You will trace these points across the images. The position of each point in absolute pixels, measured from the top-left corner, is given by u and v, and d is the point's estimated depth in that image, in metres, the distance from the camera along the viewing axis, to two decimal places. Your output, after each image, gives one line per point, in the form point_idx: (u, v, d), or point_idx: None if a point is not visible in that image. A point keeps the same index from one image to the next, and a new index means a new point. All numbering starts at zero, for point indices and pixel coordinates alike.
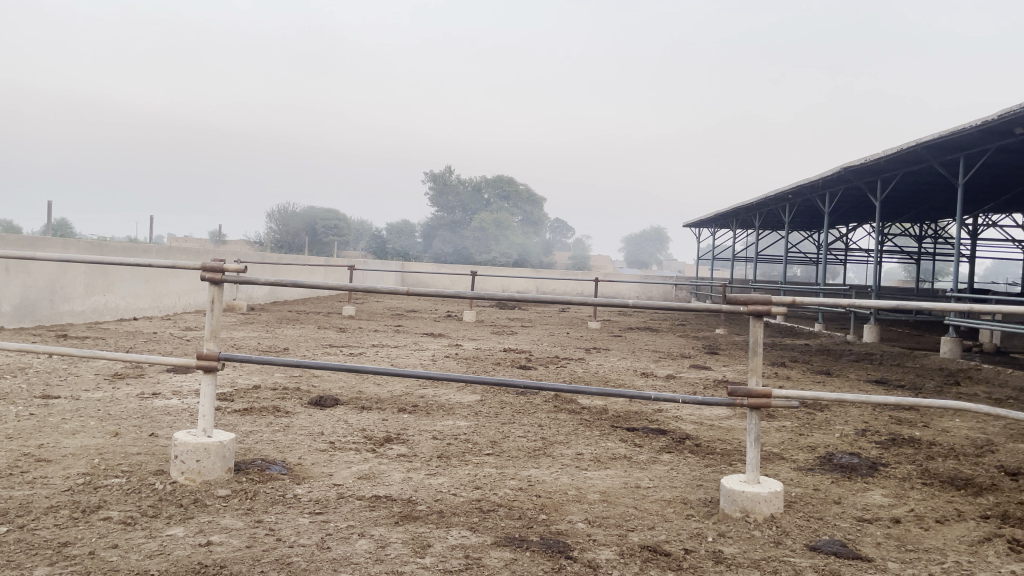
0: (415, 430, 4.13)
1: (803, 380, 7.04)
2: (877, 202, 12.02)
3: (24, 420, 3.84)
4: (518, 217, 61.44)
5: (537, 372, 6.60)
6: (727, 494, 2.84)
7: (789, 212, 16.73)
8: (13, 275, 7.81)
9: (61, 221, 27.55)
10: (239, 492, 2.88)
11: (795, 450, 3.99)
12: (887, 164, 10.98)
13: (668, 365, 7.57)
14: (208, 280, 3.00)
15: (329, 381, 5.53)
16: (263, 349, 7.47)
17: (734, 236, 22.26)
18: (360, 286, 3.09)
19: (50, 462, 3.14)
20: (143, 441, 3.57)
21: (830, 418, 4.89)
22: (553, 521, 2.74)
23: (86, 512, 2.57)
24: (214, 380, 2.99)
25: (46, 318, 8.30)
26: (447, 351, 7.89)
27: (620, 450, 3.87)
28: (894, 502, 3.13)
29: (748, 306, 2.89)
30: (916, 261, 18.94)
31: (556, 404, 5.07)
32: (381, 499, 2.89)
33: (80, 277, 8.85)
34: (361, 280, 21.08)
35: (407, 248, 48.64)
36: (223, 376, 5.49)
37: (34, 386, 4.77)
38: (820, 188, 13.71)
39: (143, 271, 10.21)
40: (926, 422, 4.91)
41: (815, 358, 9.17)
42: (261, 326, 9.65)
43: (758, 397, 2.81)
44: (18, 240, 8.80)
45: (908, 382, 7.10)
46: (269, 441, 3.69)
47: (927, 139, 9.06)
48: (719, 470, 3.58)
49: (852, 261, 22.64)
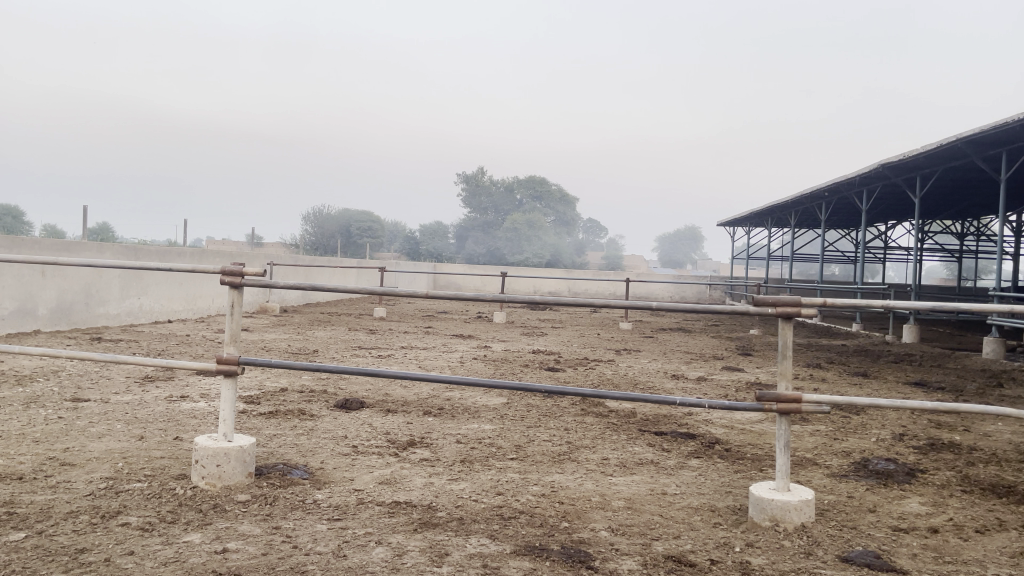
0: (439, 433, 4.09)
1: (839, 382, 6.86)
2: (915, 199, 11.74)
3: (52, 423, 3.87)
4: (551, 217, 61.27)
5: (566, 374, 6.53)
6: (755, 502, 2.76)
7: (825, 210, 16.44)
8: (50, 280, 7.95)
9: (101, 226, 28.12)
10: (259, 498, 2.86)
11: (829, 455, 3.87)
12: (925, 160, 10.71)
13: (700, 367, 7.44)
14: (228, 284, 2.98)
15: (356, 384, 5.52)
16: (293, 351, 7.50)
17: (769, 235, 21.92)
18: (380, 288, 3.05)
19: (74, 466, 3.15)
20: (167, 444, 3.58)
21: (866, 422, 4.75)
22: (575, 529, 2.68)
23: (105, 518, 2.57)
24: (235, 385, 2.98)
25: (82, 321, 8.43)
26: (475, 353, 7.85)
27: (647, 455, 3.79)
28: (932, 510, 3.01)
29: (776, 308, 2.80)
30: (957, 259, 18.49)
31: (583, 407, 4.99)
32: (400, 505, 2.85)
33: (114, 281, 8.98)
34: (393, 282, 21.14)
35: (441, 250, 48.75)
36: (251, 378, 5.50)
37: (65, 389, 4.82)
38: (857, 185, 13.43)
39: (176, 275, 10.33)
40: (968, 426, 4.74)
41: (852, 359, 8.95)
42: (292, 328, 9.71)
43: (787, 402, 2.71)
44: (55, 244, 8.95)
45: (948, 384, 6.90)
46: (292, 444, 3.67)
47: (966, 134, 8.81)
48: (748, 476, 3.48)
49: (890, 260, 22.14)
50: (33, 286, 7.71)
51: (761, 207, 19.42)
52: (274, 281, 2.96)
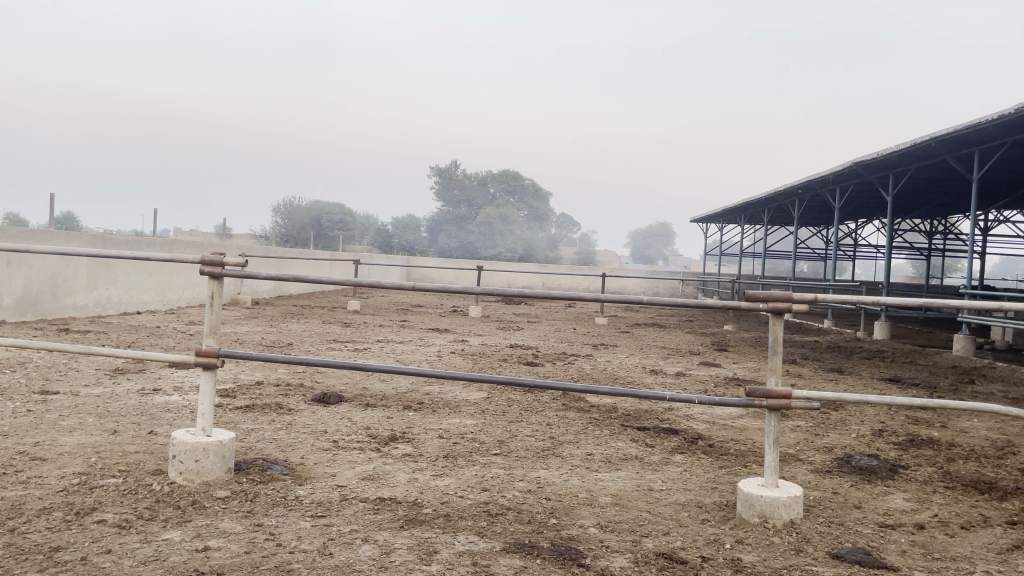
0: (421, 428, 4.03)
1: (815, 378, 6.92)
2: (888, 197, 11.86)
3: (21, 417, 3.75)
4: (523, 211, 61.22)
5: (544, 368, 6.50)
6: (744, 498, 2.74)
7: (798, 208, 16.60)
8: (15, 269, 7.74)
9: (67, 215, 27.59)
10: (239, 494, 2.78)
11: (811, 451, 3.88)
12: (898, 159, 10.83)
13: (677, 362, 7.45)
14: (207, 274, 2.89)
15: (334, 377, 5.44)
16: (267, 344, 7.38)
17: (742, 232, 22.08)
18: (364, 280, 2.98)
19: (46, 461, 3.05)
20: (142, 439, 3.48)
21: (846, 418, 4.77)
22: (563, 526, 2.64)
23: (79, 515, 2.48)
24: (214, 378, 2.89)
25: (49, 312, 8.23)
26: (452, 346, 7.78)
27: (631, 451, 3.76)
28: (917, 506, 3.03)
29: (768, 303, 2.77)
30: (925, 257, 18.78)
31: (565, 402, 4.96)
32: (385, 501, 2.79)
33: (82, 271, 8.77)
34: (366, 274, 20.94)
35: (414, 243, 48.53)
36: (225, 371, 5.39)
37: (32, 381, 4.68)
38: (831, 183, 13.55)
39: (146, 265, 10.12)
40: (945, 423, 4.79)
41: (826, 355, 9.05)
42: (265, 320, 9.57)
43: (777, 398, 2.70)
44: (20, 233, 8.72)
45: (922, 381, 6.99)
46: (271, 439, 3.59)
47: (942, 133, 8.92)
48: (733, 471, 3.47)
49: (860, 257, 22.41)
50: None
51: (735, 204, 19.55)
52: (256, 272, 2.88)
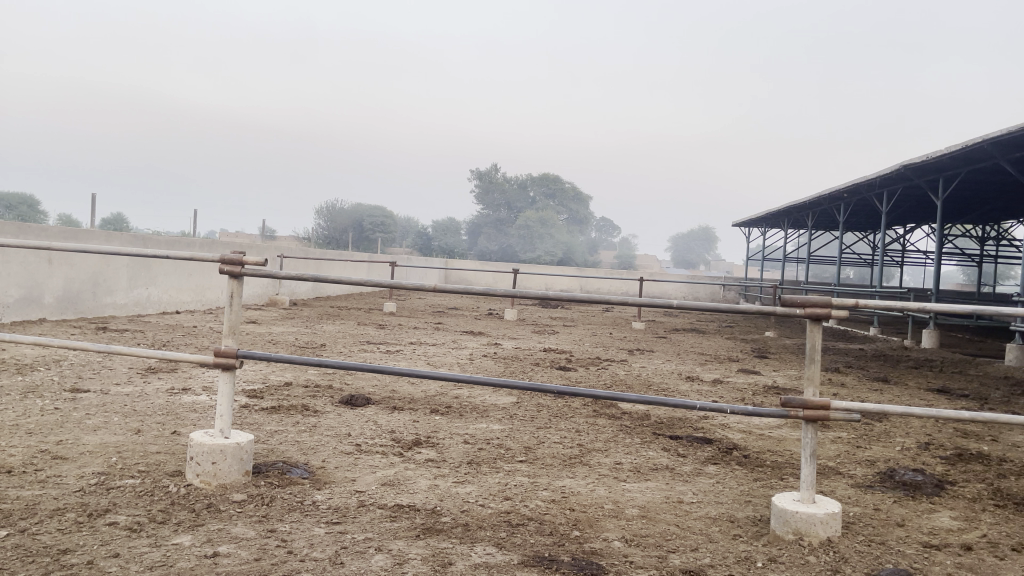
0: (446, 433, 3.95)
1: (859, 388, 6.68)
2: (938, 202, 11.49)
3: (48, 414, 3.76)
4: (563, 215, 60.99)
5: (577, 373, 6.38)
6: (778, 514, 2.60)
7: (843, 212, 16.21)
8: (57, 268, 7.86)
9: (117, 216, 28.30)
10: (256, 498, 2.73)
11: (852, 464, 3.70)
12: (948, 161, 10.47)
13: (714, 369, 7.28)
14: (227, 273, 2.85)
15: (363, 379, 5.39)
16: (300, 344, 7.39)
17: (785, 237, 21.66)
18: (385, 281, 2.90)
19: (66, 460, 3.03)
20: (164, 439, 3.45)
21: (890, 430, 4.56)
22: (586, 539, 2.53)
23: (92, 516, 2.44)
24: (232, 379, 2.84)
25: (89, 311, 8.35)
26: (485, 350, 7.70)
27: (662, 461, 3.63)
28: (965, 526, 2.85)
29: (805, 308, 2.62)
30: (977, 263, 18.17)
31: (596, 409, 4.84)
32: (404, 509, 2.71)
33: (122, 270, 8.89)
34: (404, 277, 21.01)
35: (453, 245, 48.69)
36: (255, 372, 5.38)
37: (64, 379, 4.71)
38: (877, 187, 13.19)
39: (185, 265, 10.23)
40: (996, 437, 4.55)
41: (870, 363, 8.75)
42: (301, 321, 9.59)
43: (814, 409, 2.55)
44: (63, 232, 8.88)
45: (972, 391, 6.71)
46: (293, 441, 3.54)
47: (993, 136, 8.60)
48: (769, 484, 3.32)
49: (908, 263, 21.81)
50: (39, 275, 7.63)
51: (778, 208, 19.19)
52: (276, 272, 2.83)
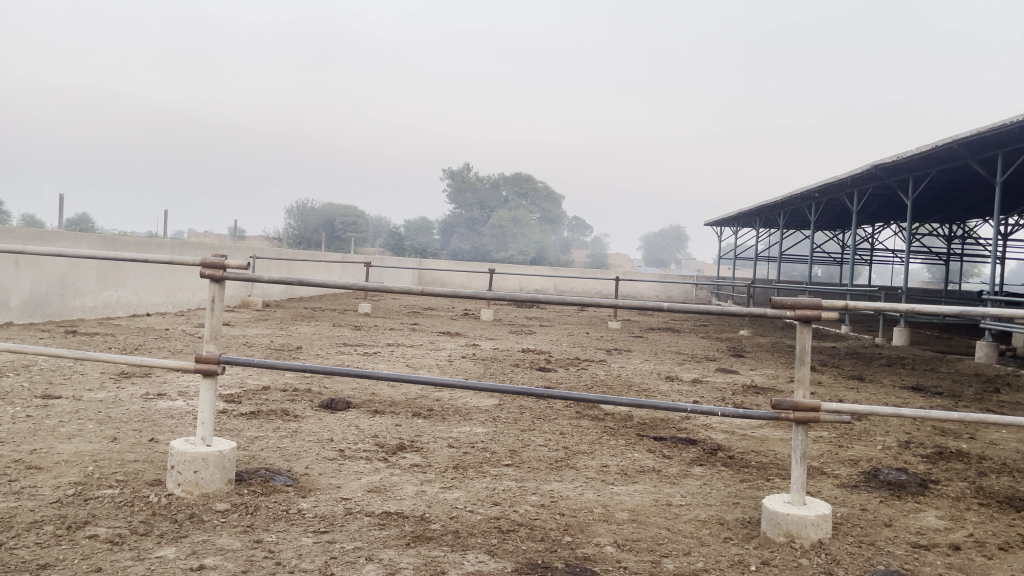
0: (430, 436, 3.90)
1: (835, 386, 6.74)
2: (908, 202, 11.65)
3: (19, 422, 3.65)
4: (536, 214, 61.03)
5: (557, 374, 6.36)
6: (769, 516, 2.60)
7: (814, 211, 16.40)
8: (24, 270, 7.68)
9: (81, 216, 27.73)
10: (240, 507, 2.66)
11: (836, 464, 3.72)
12: (919, 161, 10.60)
13: (693, 368, 7.30)
14: (208, 277, 2.78)
15: (342, 383, 5.31)
16: (276, 347, 7.28)
17: (758, 236, 21.84)
18: (370, 284, 2.84)
19: (41, 470, 2.94)
20: (142, 447, 3.36)
21: (870, 429, 4.61)
22: (578, 544, 2.51)
23: (71, 529, 2.37)
24: (214, 385, 2.77)
25: (57, 314, 8.16)
26: (464, 351, 7.65)
27: (648, 463, 3.62)
28: (951, 525, 2.87)
29: (795, 310, 2.62)
30: (944, 262, 18.47)
31: (579, 410, 4.82)
32: (392, 516, 2.67)
33: (91, 273, 8.71)
34: (377, 278, 20.84)
35: (425, 245, 48.46)
36: (232, 376, 5.28)
37: (34, 385, 4.58)
38: (848, 186, 13.34)
39: (155, 266, 10.05)
40: (973, 435, 4.61)
41: (845, 362, 8.85)
42: (275, 324, 9.45)
43: (805, 410, 2.55)
44: (29, 234, 8.67)
45: (946, 389, 6.80)
46: (275, 448, 3.47)
47: (964, 137, 8.73)
48: (755, 486, 3.32)
49: (878, 262, 22.10)
50: (5, 277, 7.44)
51: (751, 208, 19.35)
52: (258, 275, 2.76)
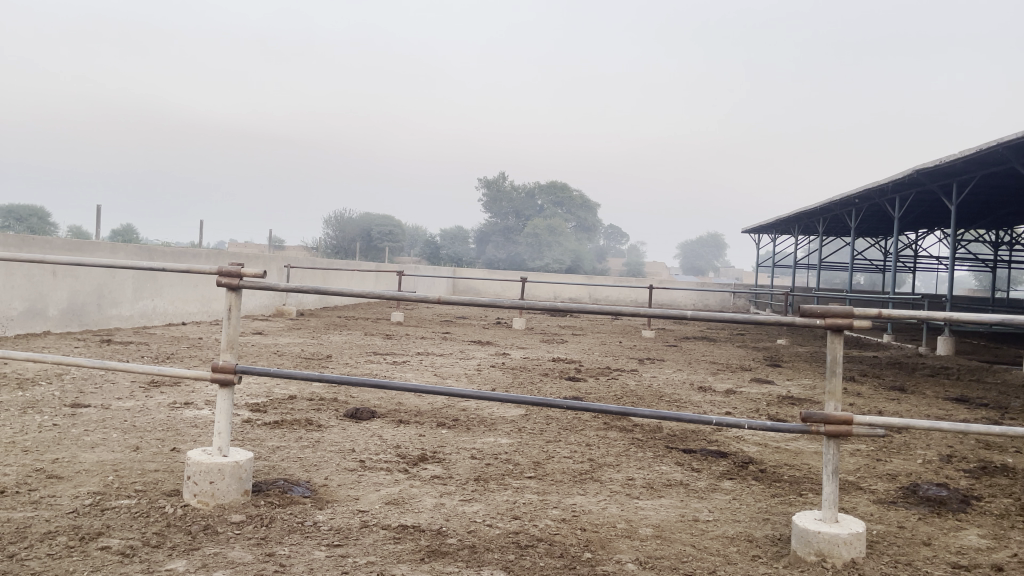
0: (453, 447, 3.84)
1: (875, 397, 6.54)
2: (952, 207, 11.33)
3: (46, 431, 3.68)
4: (571, 223, 60.89)
5: (586, 384, 6.26)
6: (799, 534, 2.49)
7: (854, 218, 16.06)
8: (61, 280, 7.82)
9: (126, 227, 28.31)
10: (255, 518, 2.63)
11: (873, 479, 3.58)
12: (962, 165, 10.31)
13: (727, 378, 7.14)
14: (225, 286, 2.76)
15: (368, 392, 5.28)
16: (306, 355, 7.30)
17: (796, 243, 21.48)
18: (386, 292, 2.79)
19: (62, 479, 2.94)
20: (163, 456, 3.35)
21: (910, 442, 4.44)
22: (598, 561, 2.42)
23: (84, 540, 2.35)
24: (231, 395, 2.75)
25: (94, 323, 8.29)
26: (493, 360, 7.58)
27: (676, 476, 3.52)
28: (995, 545, 2.72)
29: (825, 319, 2.51)
30: (991, 269, 17.97)
31: (607, 421, 4.72)
32: (408, 530, 2.61)
33: (127, 282, 8.84)
34: (411, 286, 20.89)
35: (461, 254, 48.59)
36: (259, 385, 5.28)
37: (64, 394, 4.63)
38: (889, 192, 13.03)
39: (191, 276, 10.17)
40: (1019, 448, 4.41)
41: (886, 372, 8.61)
42: (307, 332, 9.49)
43: (836, 424, 2.44)
44: (68, 245, 8.84)
45: (992, 401, 6.56)
46: (295, 458, 3.44)
47: (1008, 140, 8.46)
48: (787, 501, 3.20)
49: (921, 269, 21.59)
50: (43, 287, 7.58)
51: (790, 215, 19.01)
52: (275, 284, 2.74)
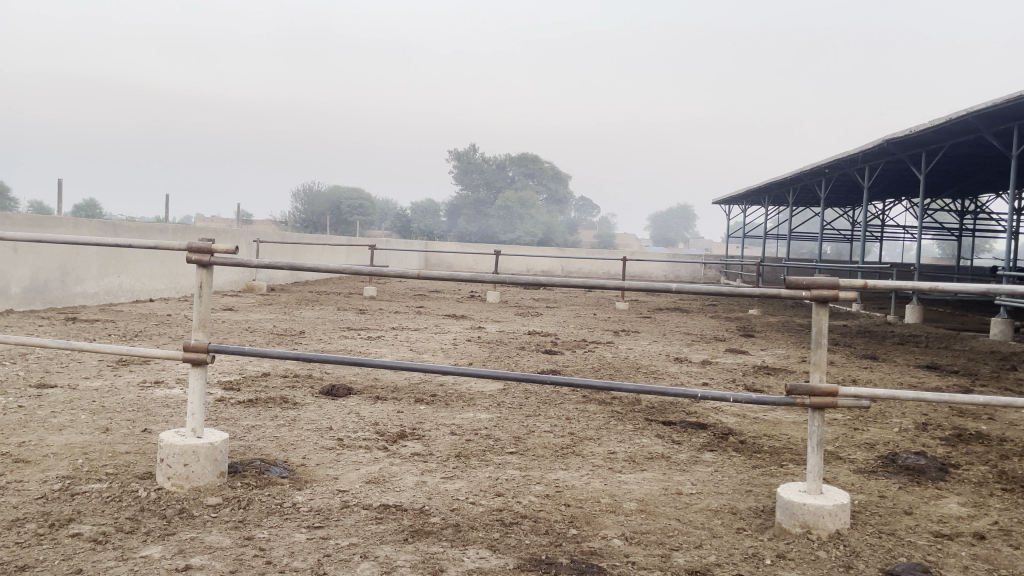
0: (432, 424, 3.79)
1: (849, 366, 6.61)
2: (921, 176, 11.41)
3: (11, 413, 3.57)
4: (542, 195, 60.80)
5: (563, 357, 6.24)
6: (784, 506, 2.47)
7: (824, 187, 16.15)
8: (22, 257, 7.59)
9: (87, 202, 27.67)
10: (232, 501, 2.56)
11: (853, 448, 3.60)
12: (932, 135, 10.36)
13: (702, 349, 7.17)
14: (195, 263, 2.66)
15: (343, 368, 5.19)
16: (279, 331, 7.20)
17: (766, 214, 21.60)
18: (363, 268, 2.71)
19: (29, 464, 2.85)
20: (134, 438, 3.26)
21: (886, 411, 4.47)
22: (585, 538, 2.39)
23: (54, 527, 2.27)
24: (204, 375, 2.66)
25: (58, 300, 8.09)
26: (469, 334, 7.53)
27: (657, 449, 3.51)
28: (975, 512, 2.74)
29: (811, 290, 2.48)
30: (957, 237, 18.22)
31: (586, 395, 4.70)
32: (390, 509, 2.56)
33: (92, 259, 8.63)
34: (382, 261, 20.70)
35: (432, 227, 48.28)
36: (232, 363, 5.18)
37: (29, 374, 4.49)
38: (859, 162, 13.09)
39: (158, 251, 9.96)
40: (991, 415, 4.47)
41: (858, 340, 8.71)
42: (279, 308, 9.36)
43: (821, 396, 2.42)
44: (29, 220, 8.58)
45: (962, 368, 6.66)
46: (272, 438, 3.36)
47: (978, 109, 8.49)
48: (769, 472, 3.20)
49: (888, 237, 21.86)
50: (4, 264, 7.36)
51: (760, 185, 19.06)
52: (248, 260, 2.64)
